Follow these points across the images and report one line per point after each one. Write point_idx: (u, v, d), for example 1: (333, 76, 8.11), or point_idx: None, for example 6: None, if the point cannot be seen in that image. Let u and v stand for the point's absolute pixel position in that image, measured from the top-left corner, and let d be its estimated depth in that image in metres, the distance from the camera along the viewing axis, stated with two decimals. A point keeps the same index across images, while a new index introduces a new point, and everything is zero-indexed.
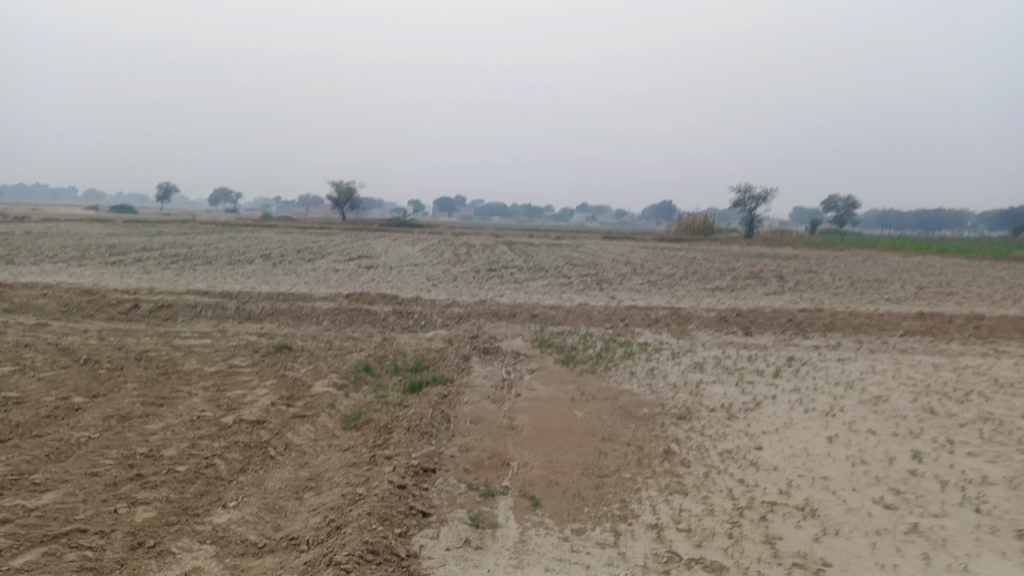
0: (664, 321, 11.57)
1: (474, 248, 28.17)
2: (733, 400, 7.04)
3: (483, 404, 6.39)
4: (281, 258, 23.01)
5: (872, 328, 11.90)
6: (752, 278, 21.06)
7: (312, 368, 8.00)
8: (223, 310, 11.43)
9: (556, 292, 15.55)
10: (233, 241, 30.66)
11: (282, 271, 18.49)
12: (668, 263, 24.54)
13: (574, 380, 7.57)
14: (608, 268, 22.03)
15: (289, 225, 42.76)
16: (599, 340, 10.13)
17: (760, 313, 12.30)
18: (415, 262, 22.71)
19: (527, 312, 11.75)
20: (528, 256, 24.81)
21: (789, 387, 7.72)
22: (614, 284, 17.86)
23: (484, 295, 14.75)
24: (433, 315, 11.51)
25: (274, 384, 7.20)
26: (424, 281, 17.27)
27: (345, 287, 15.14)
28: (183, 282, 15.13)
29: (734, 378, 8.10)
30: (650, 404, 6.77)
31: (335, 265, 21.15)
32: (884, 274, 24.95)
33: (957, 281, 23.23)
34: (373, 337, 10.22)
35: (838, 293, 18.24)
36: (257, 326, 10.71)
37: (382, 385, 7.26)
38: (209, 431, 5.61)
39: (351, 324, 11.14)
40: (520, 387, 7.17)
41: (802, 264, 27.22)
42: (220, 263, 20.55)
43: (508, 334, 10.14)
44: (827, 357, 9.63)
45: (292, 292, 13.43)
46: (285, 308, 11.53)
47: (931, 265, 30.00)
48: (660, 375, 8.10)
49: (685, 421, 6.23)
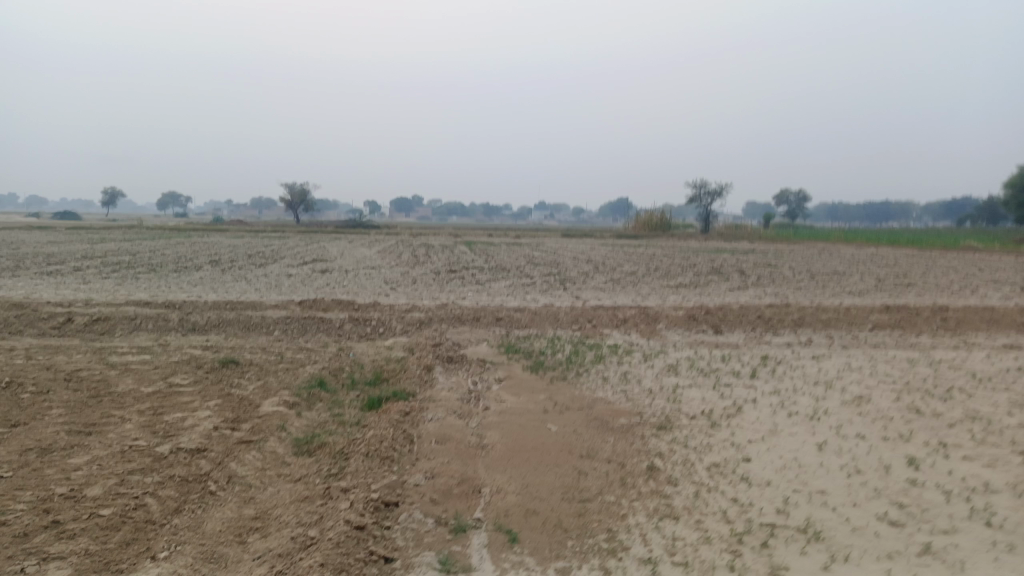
0: (633, 321, 11.20)
1: (432, 249, 27.54)
2: (713, 405, 6.66)
3: (449, 420, 5.88)
4: (231, 263, 22.17)
5: (841, 322, 11.72)
6: (714, 274, 20.91)
7: (261, 384, 7.39)
8: (166, 322, 10.68)
9: (520, 293, 15.11)
10: (181, 247, 29.53)
11: (231, 278, 17.66)
12: (629, 260, 24.29)
13: (544, 389, 7.11)
14: (570, 266, 21.71)
15: (240, 229, 41.52)
16: (568, 343, 9.70)
17: (728, 310, 12.03)
18: (372, 265, 22.04)
19: (491, 315, 11.26)
20: (488, 256, 24.30)
21: (769, 389, 7.38)
22: (578, 283, 17.51)
23: (444, 298, 14.24)
24: (392, 321, 10.94)
25: (218, 405, 6.58)
26: (380, 284, 16.63)
27: (298, 293, 14.45)
28: (124, 292, 14.26)
29: (710, 380, 7.74)
30: (627, 414, 6.34)
31: (288, 270, 20.32)
32: (841, 266, 25.10)
33: (913, 272, 23.47)
34: (328, 347, 9.62)
35: (800, 287, 18.18)
36: (201, 339, 10.00)
37: (338, 402, 6.70)
38: (141, 465, 4.98)
39: (304, 333, 10.50)
40: (487, 399, 6.68)
41: (761, 258, 27.28)
42: (166, 271, 19.60)
43: (472, 340, 9.64)
44: (801, 355, 9.36)
45: (241, 300, 12.70)
46: (232, 318, 10.83)
47: (886, 256, 30.40)
48: (633, 380, 7.69)
49: (666, 432, 5.82)
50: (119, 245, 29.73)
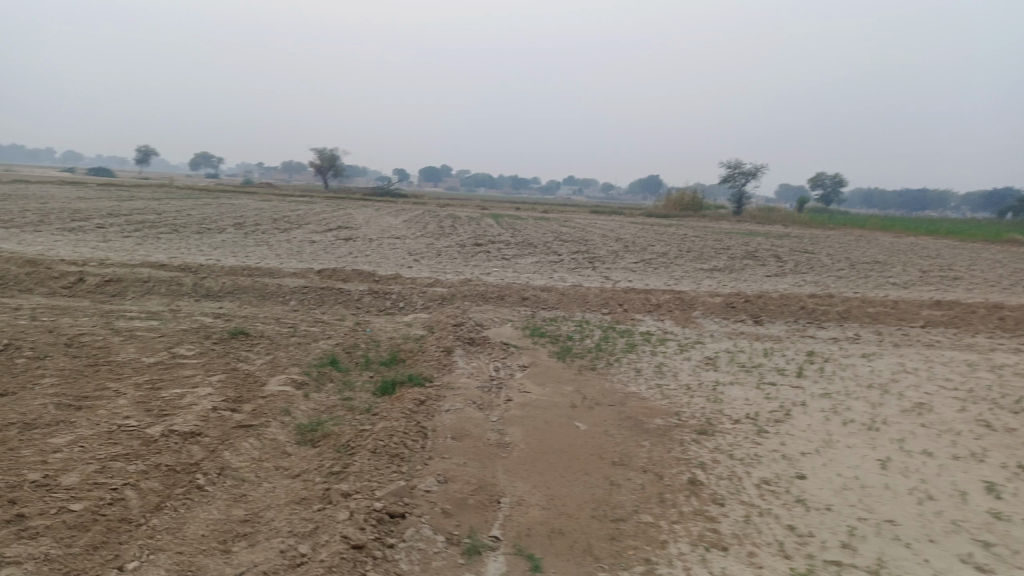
0: (667, 306, 10.56)
1: (459, 220, 26.95)
2: (759, 408, 6.04)
3: (469, 411, 5.37)
4: (254, 227, 21.78)
5: (891, 317, 10.97)
6: (749, 258, 20.08)
7: (269, 360, 6.91)
8: (179, 287, 10.25)
9: (547, 270, 14.51)
10: (207, 207, 29.31)
11: (253, 242, 17.24)
12: (660, 240, 23.48)
13: (573, 380, 6.54)
14: (599, 244, 21.03)
15: (269, 193, 41.38)
16: (598, 328, 9.10)
17: (769, 298, 11.33)
18: (396, 235, 21.50)
19: (516, 294, 10.68)
20: (515, 231, 23.70)
21: (818, 391, 6.75)
22: (607, 262, 16.86)
23: (469, 273, 13.65)
24: (412, 296, 10.41)
25: (219, 382, 6.10)
26: (403, 256, 16.11)
27: (319, 261, 13.99)
28: (141, 253, 13.89)
29: (753, 378, 7.12)
30: (664, 414, 5.75)
31: (310, 236, 19.88)
32: (882, 255, 24.08)
33: (958, 265, 22.41)
34: (345, 321, 9.12)
35: (841, 276, 17.34)
36: (213, 306, 9.55)
37: (349, 384, 6.20)
38: (127, 449, 4.50)
39: (321, 305, 10.01)
40: (511, 388, 6.13)
41: (797, 243, 26.31)
42: (188, 232, 19.27)
43: (496, 320, 9.08)
44: (849, 352, 8.68)
45: (259, 266, 12.25)
46: (247, 285, 10.37)
47: (928, 246, 29.25)
48: (669, 373, 7.09)
49: (708, 438, 5.23)
50: (146, 204, 29.53)
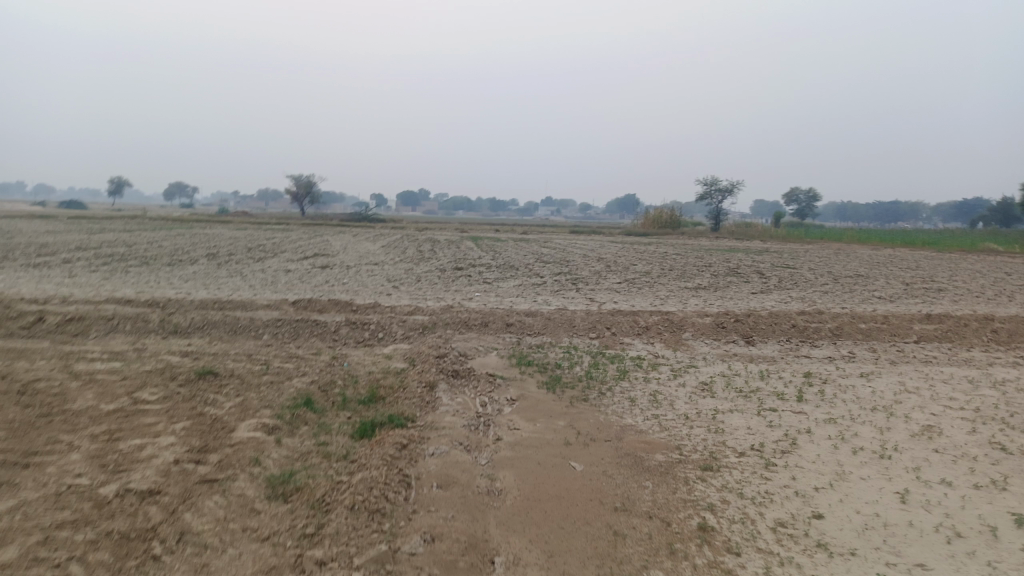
0: (656, 329, 10.23)
1: (438, 244, 26.59)
2: (763, 438, 5.69)
3: (455, 454, 4.96)
4: (228, 257, 21.26)
5: (883, 333, 10.73)
6: (733, 275, 19.88)
7: (239, 402, 6.45)
8: (146, 324, 9.75)
9: (530, 294, 14.17)
10: (180, 238, 28.71)
11: (226, 274, 16.72)
12: (642, 259, 23.27)
13: (564, 414, 6.15)
14: (581, 265, 20.76)
15: (245, 221, 40.75)
16: (586, 354, 8.74)
17: (759, 317, 11.05)
18: (374, 261, 21.06)
19: (500, 321, 10.29)
20: (496, 253, 23.38)
21: (822, 417, 6.41)
22: (591, 283, 16.56)
23: (450, 299, 13.26)
24: (392, 326, 9.98)
25: (184, 430, 5.63)
26: (382, 283, 15.69)
27: (295, 291, 13.52)
28: (108, 288, 13.34)
29: (753, 404, 6.77)
30: (664, 449, 5.38)
31: (286, 265, 19.39)
32: (863, 269, 24.05)
33: (939, 276, 22.40)
34: (321, 355, 8.67)
35: (826, 291, 17.18)
36: (182, 344, 9.05)
37: (325, 426, 5.76)
38: (75, 514, 4.03)
39: (296, 339, 9.56)
40: (499, 426, 5.73)
41: (778, 258, 26.23)
42: (159, 264, 18.72)
43: (480, 349, 8.68)
44: (847, 372, 8.38)
45: (231, 299, 11.77)
46: (218, 320, 9.88)
47: (906, 257, 29.38)
48: (665, 402, 6.73)
49: (714, 475, 4.86)
50: (116, 236, 28.85)
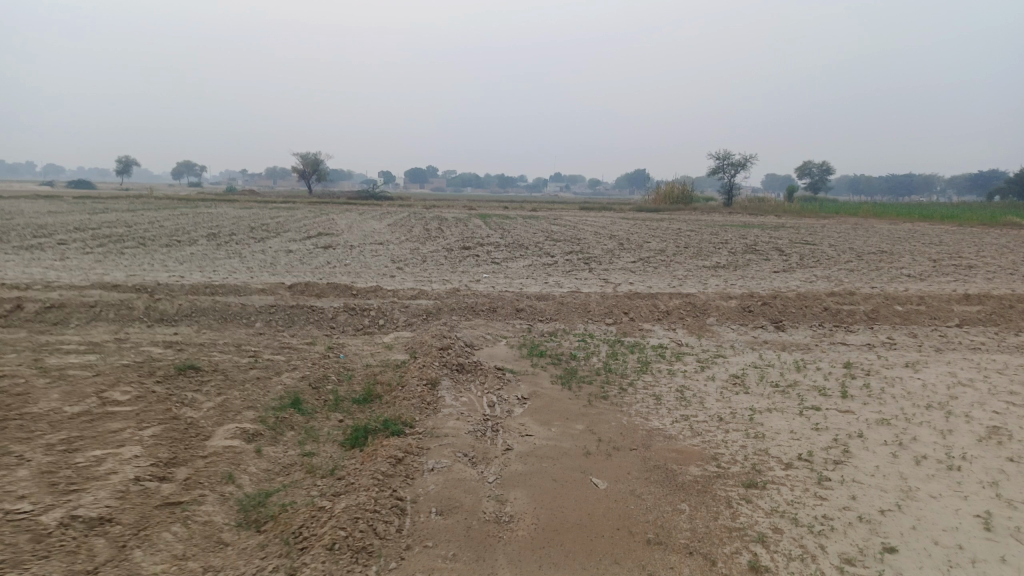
0: (678, 313, 9.50)
1: (446, 222, 25.85)
2: (811, 447, 4.98)
3: (458, 469, 4.30)
4: (229, 237, 20.60)
5: (923, 315, 9.96)
6: (751, 252, 19.05)
7: (220, 402, 5.78)
8: (131, 311, 9.08)
9: (541, 275, 13.46)
10: (182, 218, 28.09)
11: (224, 255, 16.06)
12: (655, 236, 22.46)
13: (583, 417, 5.46)
14: (593, 242, 20.00)
15: (252, 200, 40.06)
16: (604, 343, 8.03)
17: (787, 299, 10.28)
18: (378, 241, 20.35)
19: (510, 305, 9.58)
20: (504, 231, 22.64)
21: (873, 418, 5.69)
22: (604, 262, 15.81)
23: (456, 281, 12.55)
24: (393, 312, 9.30)
25: (151, 438, 4.95)
26: (386, 264, 15.01)
27: (294, 273, 12.85)
28: (98, 272, 12.68)
29: (793, 402, 6.05)
30: (699, 460, 4.68)
31: (287, 245, 18.72)
32: (885, 245, 23.15)
33: (967, 252, 21.46)
34: (316, 346, 8.00)
35: (851, 269, 16.35)
36: (167, 334, 8.39)
37: (311, 433, 5.09)
38: (4, 550, 3.36)
39: (290, 327, 8.89)
40: (509, 432, 5.04)
41: (796, 234, 25.36)
42: (156, 245, 18.07)
43: (488, 338, 7.98)
44: (890, 362, 7.63)
45: (225, 283, 11.11)
46: (207, 306, 9.21)
47: (928, 232, 28.43)
48: (694, 400, 6.01)
49: (762, 495, 4.16)
50: (118, 216, 28.25)
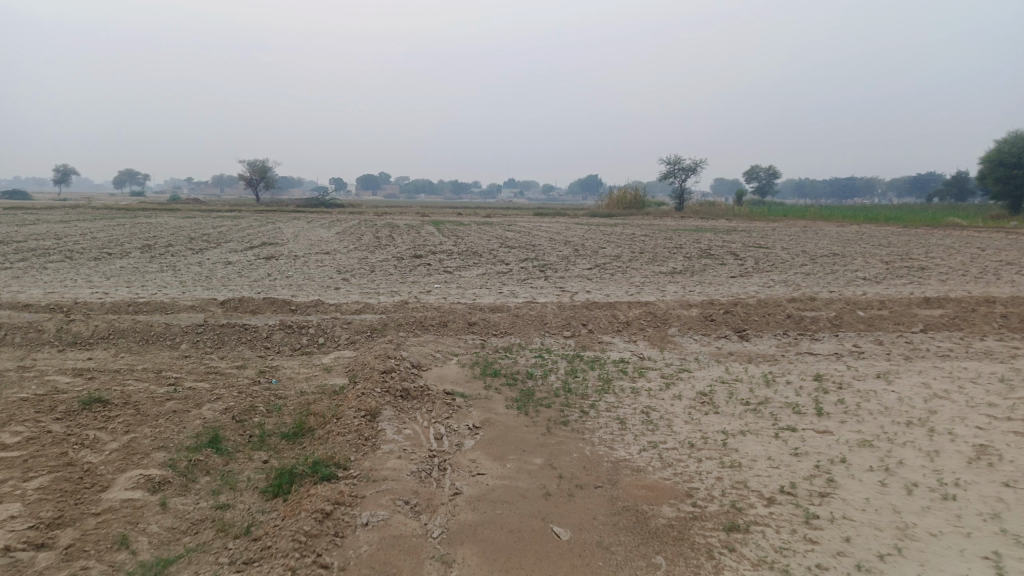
0: (638, 324, 9.03)
1: (396, 230, 25.12)
2: (793, 477, 4.51)
3: (397, 524, 3.69)
4: (165, 249, 19.54)
5: (887, 321, 9.69)
6: (707, 257, 18.79)
7: (126, 443, 5.03)
8: (39, 335, 8.18)
9: (495, 284, 12.90)
10: (118, 229, 26.74)
11: (157, 269, 15.08)
12: (610, 241, 22.10)
13: (541, 448, 4.89)
14: (547, 249, 19.55)
15: (194, 209, 38.63)
16: (561, 358, 7.49)
17: (749, 306, 9.91)
18: (324, 251, 19.50)
19: (460, 319, 8.97)
20: (457, 238, 22.03)
21: (854, 439, 5.26)
22: (559, 270, 15.33)
23: (405, 293, 11.88)
24: (334, 329, 8.60)
25: (35, 491, 4.19)
26: (331, 275, 14.26)
27: (230, 288, 12.02)
28: (12, 290, 11.65)
29: (767, 422, 5.59)
30: (672, 498, 4.15)
31: (227, 256, 17.78)
32: (837, 247, 23.21)
33: (916, 253, 21.62)
34: (247, 370, 7.28)
35: (807, 273, 16.19)
36: (79, 360, 7.55)
37: (229, 480, 4.41)
38: None
39: (220, 348, 8.11)
40: (458, 471, 4.44)
41: (748, 238, 25.33)
42: (84, 259, 16.94)
43: (436, 356, 7.37)
44: (861, 373, 7.27)
45: (151, 299, 10.25)
46: (127, 326, 8.37)
47: (877, 234, 28.76)
48: (662, 423, 5.50)
49: (747, 543, 3.64)
50: (48, 228, 26.74)
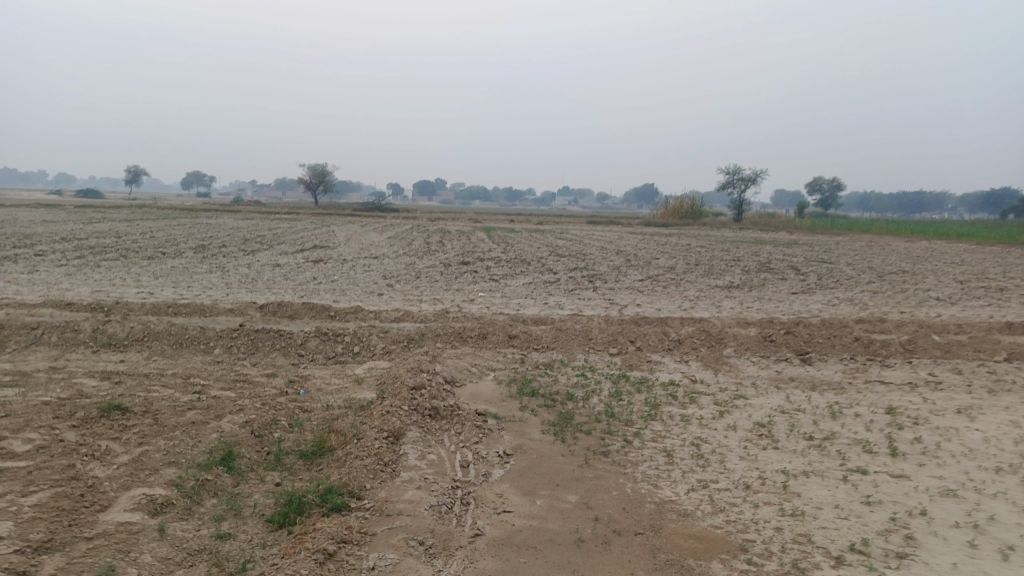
0: (691, 342, 8.46)
1: (447, 236, 24.92)
2: (864, 533, 3.93)
3: (406, 572, 3.29)
4: (218, 249, 19.73)
5: (967, 348, 8.86)
6: (766, 271, 17.96)
7: (136, 457, 4.75)
8: (75, 335, 8.08)
9: (541, 294, 12.46)
10: (177, 228, 27.31)
11: (205, 269, 15.11)
12: (663, 252, 21.40)
13: (576, 482, 4.41)
14: (598, 258, 19.00)
15: (254, 210, 39.47)
16: (606, 378, 6.98)
17: (812, 326, 9.21)
18: (373, 255, 19.38)
19: (501, 331, 8.55)
20: (507, 246, 21.66)
21: (935, 487, 4.62)
22: (610, 280, 14.79)
23: (448, 301, 11.55)
24: (370, 337, 8.28)
25: (31, 509, 3.92)
26: (376, 280, 14.04)
27: (273, 291, 11.88)
28: (62, 287, 11.74)
29: (833, 462, 4.98)
30: (723, 553, 3.64)
31: (277, 258, 17.82)
32: (906, 264, 21.98)
33: (993, 273, 20.29)
34: (277, 378, 7.00)
35: (874, 291, 15.25)
36: (111, 362, 7.39)
37: (236, 505, 4.07)
38: None
39: (252, 354, 7.87)
40: (481, 507, 4.01)
41: (810, 252, 24.25)
42: (139, 258, 17.17)
43: (473, 371, 6.96)
44: (939, 407, 6.55)
45: (192, 301, 10.14)
46: (162, 329, 8.21)
47: (949, 251, 27.26)
48: (714, 459, 4.95)
49: None
50: (111, 226, 27.44)
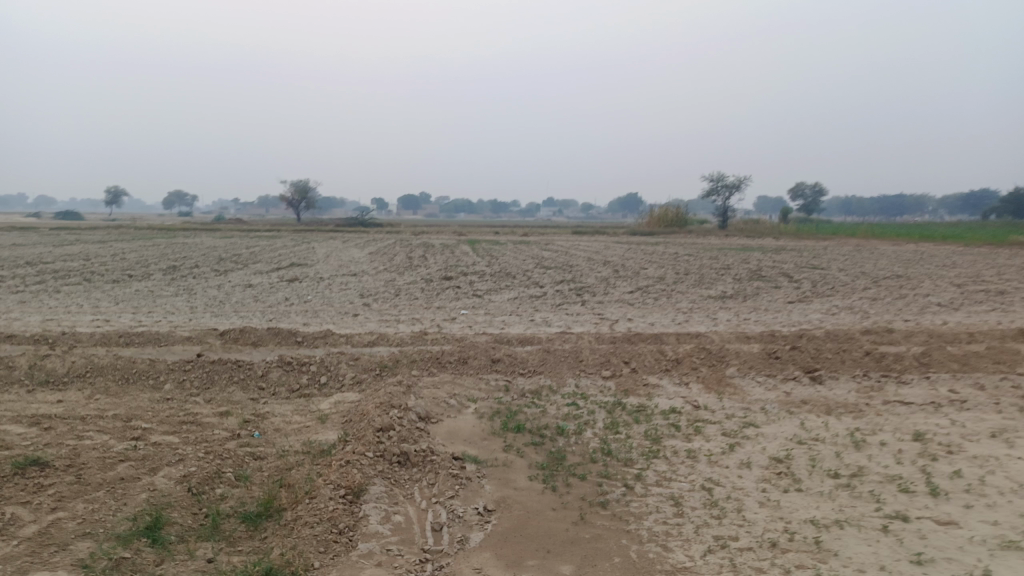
0: (690, 361, 7.76)
1: (430, 250, 24.15)
2: None
3: None
4: (189, 270, 18.87)
5: (986, 360, 8.21)
6: (758, 279, 17.36)
7: (44, 528, 3.97)
8: (9, 373, 7.25)
9: (526, 310, 11.74)
10: (150, 249, 26.40)
11: (172, 292, 14.28)
12: (652, 262, 20.76)
13: (571, 547, 3.70)
14: (585, 269, 18.33)
15: (231, 228, 38.55)
16: (600, 407, 6.26)
17: (818, 340, 8.53)
18: (351, 272, 18.61)
19: (483, 354, 7.82)
20: (491, 259, 20.95)
21: (992, 535, 3.93)
22: (598, 293, 14.10)
23: (427, 320, 10.80)
24: (339, 366, 7.52)
25: None
26: (352, 299, 13.26)
27: (240, 315, 11.07)
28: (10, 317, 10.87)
29: (868, 507, 4.29)
30: None
31: (250, 278, 16.99)
32: (899, 268, 21.47)
33: (988, 275, 19.79)
34: (231, 417, 6.22)
35: (872, 298, 14.66)
36: (46, 403, 6.58)
37: None
38: None
39: (207, 389, 7.09)
40: None
41: (800, 258, 23.69)
42: (103, 281, 16.29)
43: (452, 403, 6.22)
44: (972, 430, 5.88)
45: (148, 329, 9.32)
46: (107, 363, 7.41)
47: (939, 253, 26.83)
48: (731, 507, 4.25)
49: None
50: (83, 248, 26.45)
